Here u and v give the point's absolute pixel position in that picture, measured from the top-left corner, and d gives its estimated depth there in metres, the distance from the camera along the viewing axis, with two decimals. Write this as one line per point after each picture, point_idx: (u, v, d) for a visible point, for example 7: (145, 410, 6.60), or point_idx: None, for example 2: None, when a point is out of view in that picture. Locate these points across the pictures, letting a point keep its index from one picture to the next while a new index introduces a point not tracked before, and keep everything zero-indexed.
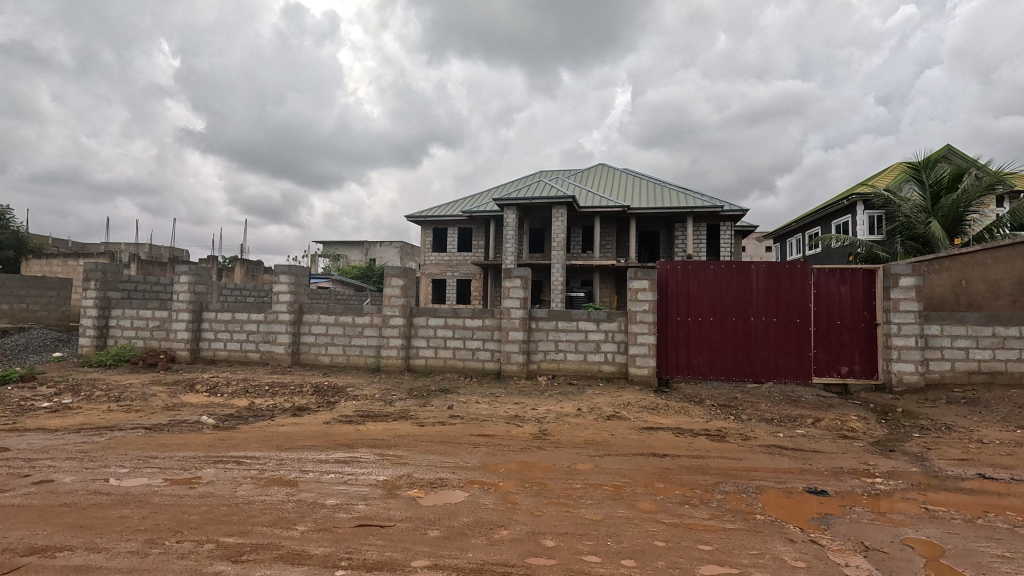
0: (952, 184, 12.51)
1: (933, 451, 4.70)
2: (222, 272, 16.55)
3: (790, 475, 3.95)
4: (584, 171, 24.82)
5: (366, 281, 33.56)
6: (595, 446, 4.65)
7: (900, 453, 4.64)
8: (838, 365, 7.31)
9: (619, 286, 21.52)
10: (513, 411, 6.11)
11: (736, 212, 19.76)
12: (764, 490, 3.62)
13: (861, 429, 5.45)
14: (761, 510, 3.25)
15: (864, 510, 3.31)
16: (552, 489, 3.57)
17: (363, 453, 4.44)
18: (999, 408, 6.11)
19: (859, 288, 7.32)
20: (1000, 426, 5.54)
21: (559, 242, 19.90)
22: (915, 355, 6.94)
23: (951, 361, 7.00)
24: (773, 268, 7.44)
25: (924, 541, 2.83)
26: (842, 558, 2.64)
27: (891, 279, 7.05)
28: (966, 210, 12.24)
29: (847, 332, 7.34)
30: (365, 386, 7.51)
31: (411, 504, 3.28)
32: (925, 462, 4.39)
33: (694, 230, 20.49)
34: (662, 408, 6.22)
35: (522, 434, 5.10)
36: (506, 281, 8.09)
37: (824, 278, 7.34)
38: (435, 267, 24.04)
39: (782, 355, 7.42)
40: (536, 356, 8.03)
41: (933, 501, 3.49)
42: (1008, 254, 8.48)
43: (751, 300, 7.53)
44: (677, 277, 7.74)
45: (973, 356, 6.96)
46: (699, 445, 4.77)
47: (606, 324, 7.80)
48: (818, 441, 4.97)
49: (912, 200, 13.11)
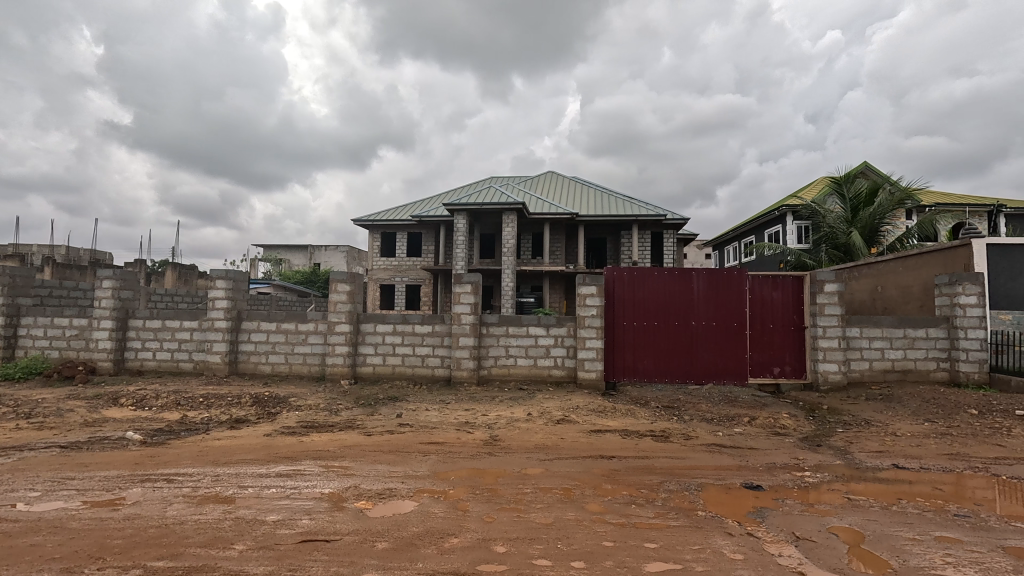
0: (869, 198, 13.63)
1: (854, 444, 5.08)
2: (150, 276, 15.50)
3: (728, 472, 4.15)
4: (534, 178, 25.12)
5: (310, 287, 32.30)
6: (545, 451, 4.71)
7: (826, 448, 4.98)
8: (770, 366, 7.77)
9: (569, 291, 21.86)
10: (464, 418, 6.08)
11: (679, 220, 20.62)
12: (705, 488, 3.78)
13: (791, 425, 5.81)
14: (702, 507, 3.39)
15: (796, 502, 3.51)
16: (502, 495, 3.57)
17: (307, 466, 4.27)
18: (909, 403, 6.68)
19: (789, 294, 7.80)
20: (911, 420, 6.05)
21: (509, 247, 20.00)
22: (838, 355, 7.48)
23: (869, 360, 7.59)
24: (712, 274, 7.82)
25: (847, 529, 3.05)
26: (776, 549, 2.79)
27: (817, 285, 7.56)
28: (881, 221, 13.35)
29: (779, 335, 7.80)
30: (310, 396, 7.23)
31: (358, 516, 3.19)
32: (848, 455, 4.74)
33: (639, 237, 21.18)
34: (609, 411, 6.38)
35: (472, 440, 5.07)
36: (457, 287, 8.05)
37: (758, 284, 7.80)
38: (383, 272, 23.53)
39: (720, 357, 7.78)
40: (487, 361, 8.03)
41: (855, 491, 3.77)
42: (916, 262, 9.30)
43: (692, 305, 7.86)
44: (624, 282, 7.97)
45: (888, 355, 7.59)
46: (646, 445, 4.93)
47: (555, 329, 7.91)
48: (755, 439, 5.26)
49: (835, 212, 14.16)
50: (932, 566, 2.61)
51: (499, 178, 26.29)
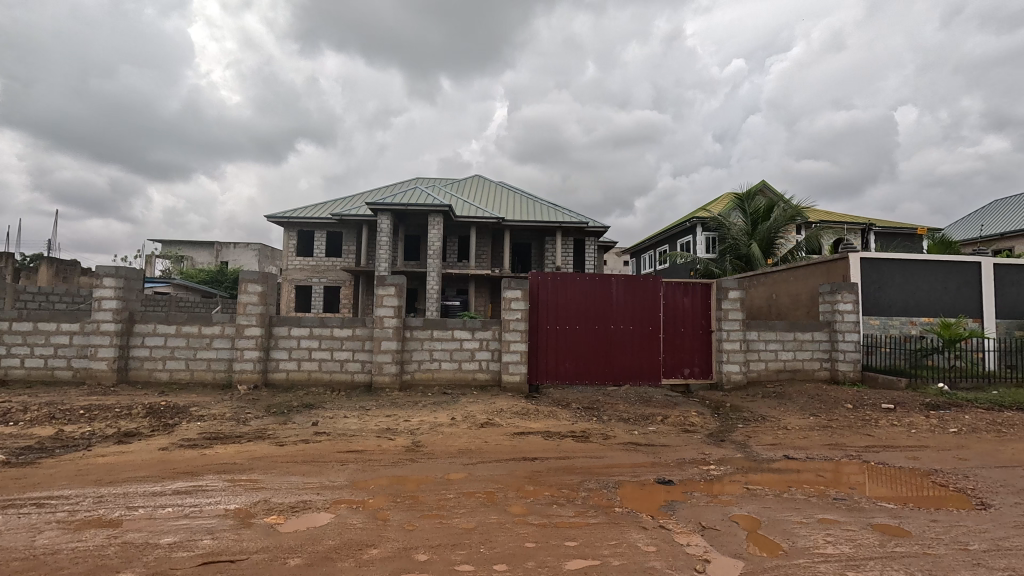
0: (766, 214, 15.01)
1: (752, 438, 5.55)
2: (18, 272, 13.56)
3: (642, 469, 4.36)
4: (460, 181, 25.05)
5: (215, 287, 29.85)
6: (468, 455, 4.68)
7: (728, 442, 5.39)
8: (681, 367, 8.28)
9: (494, 295, 21.98)
10: (385, 424, 5.90)
11: (600, 228, 21.47)
12: (622, 485, 3.94)
13: (699, 422, 6.23)
14: (619, 503, 3.54)
15: (702, 494, 3.76)
16: (424, 502, 3.50)
17: (210, 481, 3.93)
18: (798, 399, 7.42)
19: (698, 299, 8.37)
20: (799, 414, 6.72)
21: (434, 249, 19.75)
22: (739, 357, 8.15)
23: (765, 361, 8.34)
24: (629, 280, 8.21)
25: (746, 516, 3.31)
26: (684, 539, 2.97)
27: (722, 292, 8.19)
28: (776, 235, 14.75)
29: (689, 338, 8.34)
30: (214, 405, 6.67)
31: (268, 532, 2.98)
32: (747, 448, 5.16)
33: (562, 244, 21.79)
34: (532, 413, 6.48)
35: (393, 447, 4.93)
36: (379, 289, 7.81)
37: (671, 290, 8.30)
38: (300, 273, 22.32)
39: (637, 359, 8.18)
40: (410, 365, 7.85)
41: (753, 481, 4.11)
42: (804, 272, 10.36)
43: (611, 309, 8.20)
44: (548, 287, 8.15)
45: (781, 356, 8.38)
46: (566, 446, 5.06)
47: (480, 332, 7.91)
48: (666, 436, 5.58)
49: (738, 225, 15.44)
50: (816, 545, 2.91)
51: (425, 179, 25.92)
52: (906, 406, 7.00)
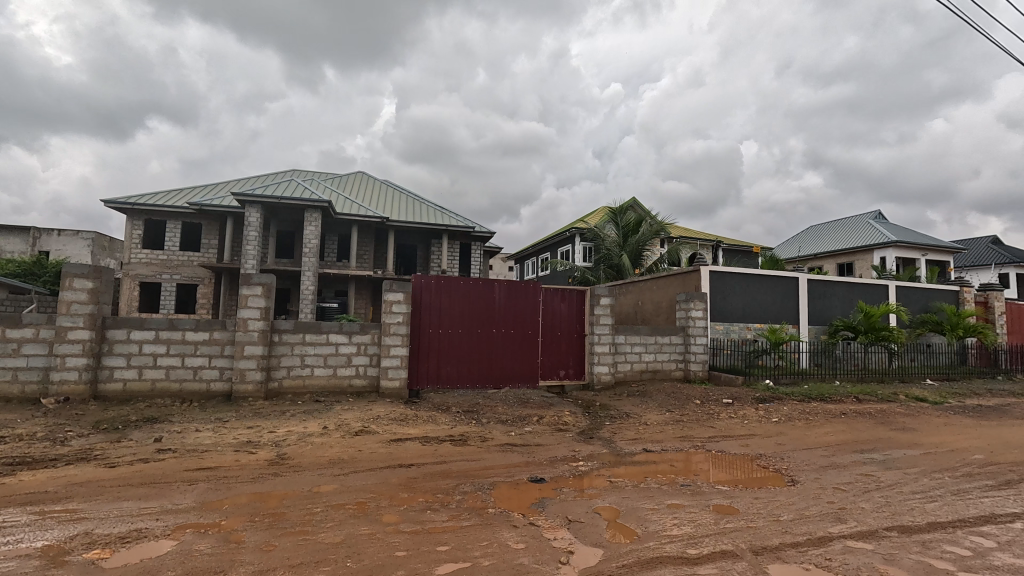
0: (635, 227, 16.44)
1: (617, 434, 6.03)
2: None
3: (517, 469, 4.50)
4: (342, 177, 23.84)
5: (30, 282, 24.93)
6: (339, 465, 4.46)
7: (596, 439, 5.80)
8: (557, 370, 8.71)
9: (376, 297, 21.21)
10: (245, 437, 5.39)
11: (486, 233, 21.82)
12: (496, 486, 4.03)
13: (571, 421, 6.61)
14: (492, 504, 3.62)
15: (570, 489, 4.00)
16: (287, 519, 3.26)
17: (9, 515, 3.27)
18: (657, 397, 8.21)
19: (574, 305, 8.88)
20: (658, 410, 7.45)
21: (311, 247, 18.54)
22: (609, 358, 8.82)
23: (631, 362, 9.11)
24: (511, 285, 8.45)
25: (607, 507, 3.59)
26: (551, 533, 3.12)
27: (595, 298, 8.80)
28: (643, 247, 16.21)
29: (565, 341, 8.80)
30: (21, 424, 5.56)
31: (88, 570, 2.56)
32: (612, 444, 5.60)
33: (448, 247, 21.76)
34: (411, 419, 6.36)
35: (253, 462, 4.52)
36: (243, 289, 7.13)
37: (550, 296, 8.71)
38: (146, 268, 19.54)
39: (516, 363, 8.44)
40: (278, 372, 7.27)
41: (616, 474, 4.46)
42: (665, 282, 11.58)
43: (493, 314, 8.37)
44: (431, 290, 8.07)
45: (644, 358, 9.23)
46: (444, 450, 5.05)
47: (358, 336, 7.58)
48: (541, 436, 5.83)
49: (611, 237, 16.71)
50: (664, 528, 3.24)
51: (302, 172, 24.23)
52: (741, 401, 8.11)
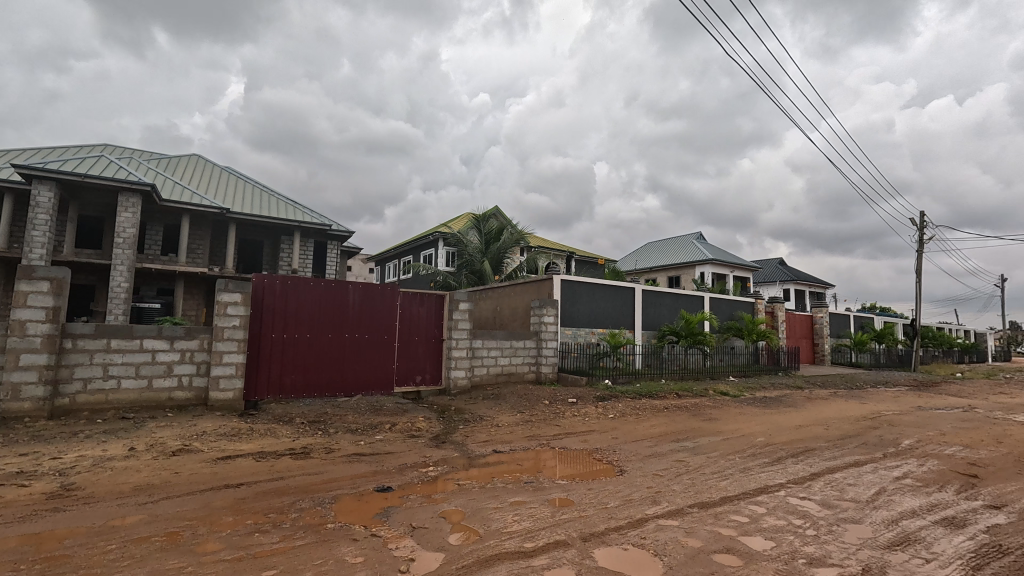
0: (497, 235, 16.99)
1: (469, 437, 6.14)
2: None
3: (362, 480, 4.34)
4: (172, 159, 20.77)
5: None
6: (148, 491, 3.85)
7: (448, 443, 5.84)
8: (413, 375, 8.58)
9: (210, 297, 18.81)
10: (16, 467, 4.37)
11: (344, 233, 20.72)
12: (338, 499, 3.84)
13: (424, 427, 6.57)
14: (332, 519, 3.44)
15: (417, 496, 3.97)
16: (68, 562, 2.72)
17: None
18: (510, 399, 8.56)
19: (432, 310, 8.85)
20: (510, 412, 7.76)
21: (127, 237, 15.80)
22: (465, 363, 8.96)
23: (487, 366, 9.38)
24: (367, 288, 8.14)
25: (452, 510, 3.64)
26: (393, 543, 3.07)
27: (454, 303, 8.87)
28: (503, 255, 16.80)
29: (422, 346, 8.71)
30: None
31: None
32: (464, 447, 5.69)
33: (300, 245, 20.20)
34: (245, 433, 5.75)
35: (25, 497, 3.69)
36: (22, 284, 5.80)
37: (408, 300, 8.57)
38: None
39: (370, 369, 8.13)
40: (70, 386, 6.04)
41: (464, 477, 4.54)
42: (521, 289, 12.18)
43: (346, 317, 7.97)
44: (275, 291, 7.41)
45: (499, 362, 9.57)
46: (282, 466, 4.65)
47: (183, 342, 6.64)
48: (392, 443, 5.70)
49: (473, 243, 17.04)
50: (504, 525, 3.38)
51: (117, 148, 20.56)
52: (584, 400, 8.83)
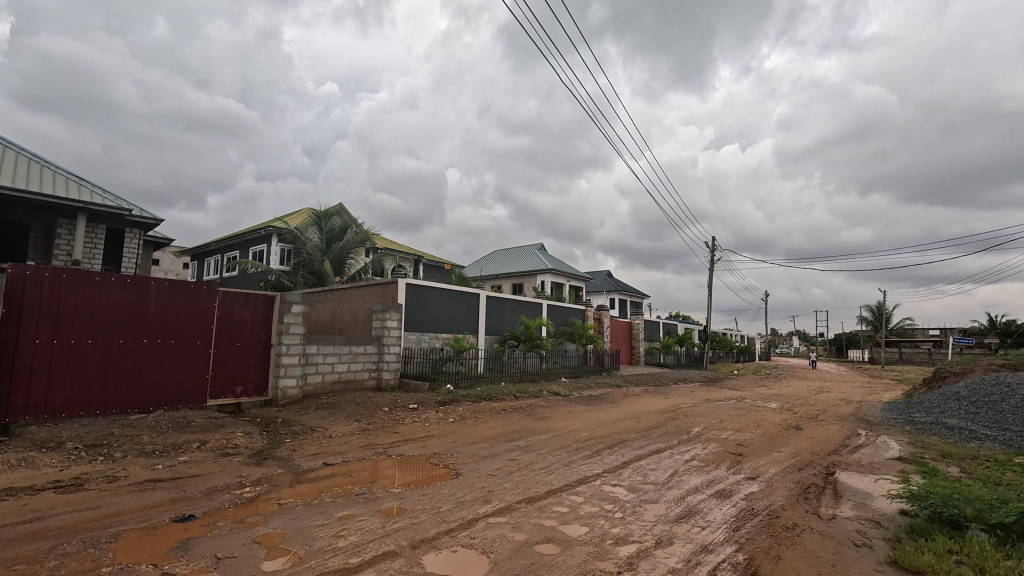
0: (339, 234, 16.07)
1: (296, 451, 5.66)
2: None
3: (157, 510, 3.70)
4: None
5: None
6: None
7: (271, 459, 5.30)
8: (233, 386, 7.60)
9: None
10: None
11: (150, 219, 17.62)
12: (121, 537, 3.21)
13: (243, 443, 5.87)
14: (110, 561, 2.86)
15: (228, 522, 3.52)
16: None
17: None
18: (346, 407, 8.11)
19: (259, 313, 8.00)
20: (345, 422, 7.36)
21: None
22: (297, 371, 8.25)
23: (321, 374, 8.76)
24: (176, 285, 7.03)
25: (269, 534, 3.30)
26: None
27: (285, 306, 8.11)
28: (346, 255, 15.93)
29: (245, 353, 7.79)
30: None
31: None
32: (289, 462, 5.22)
33: (87, 231, 16.62)
34: None
35: None
36: None
37: (229, 301, 7.61)
38: None
39: (176, 380, 6.99)
40: None
41: (286, 495, 4.16)
42: (363, 292, 11.69)
43: (146, 320, 6.76)
44: (42, 286, 5.97)
45: (335, 369, 9.03)
46: (40, 503, 3.74)
47: None
48: (200, 465, 4.97)
49: (312, 241, 15.87)
50: (328, 543, 3.18)
51: None
52: (425, 405, 8.78)
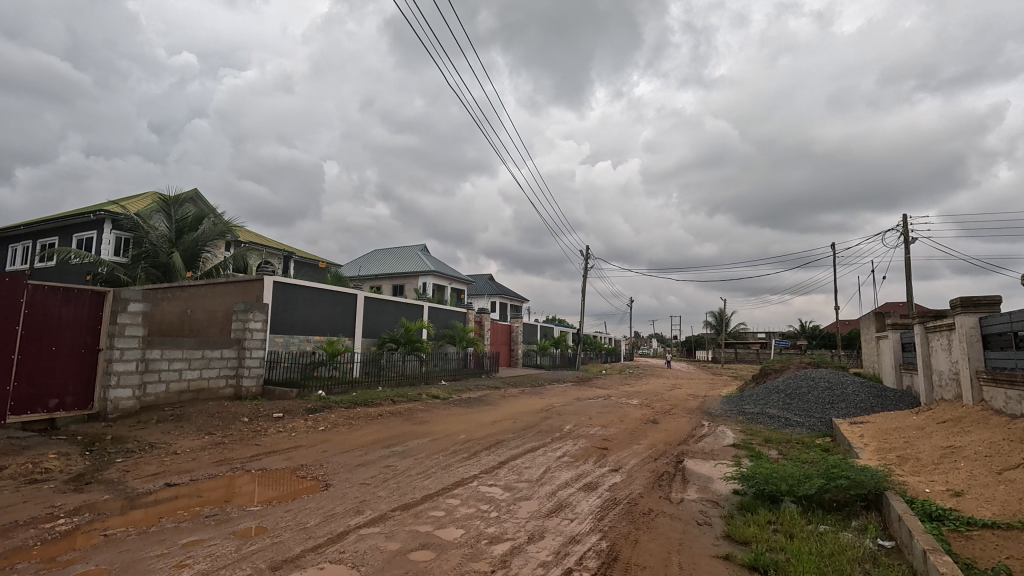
0: (193, 224, 14.27)
1: (130, 472, 4.89)
2: None
3: None
4: None
5: None
6: None
7: (95, 484, 4.51)
8: (45, 399, 6.29)
9: None
10: None
11: None
12: None
13: (57, 467, 4.91)
14: None
15: (31, 564, 2.91)
16: None
17: None
18: (197, 419, 7.21)
19: (84, 311, 6.77)
20: (194, 436, 6.54)
21: None
22: (134, 379, 7.12)
23: (166, 382, 7.68)
24: None
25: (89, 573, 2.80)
26: None
27: (120, 303, 6.95)
28: (201, 248, 14.19)
29: (63, 360, 6.52)
30: None
31: None
32: (119, 486, 4.48)
33: None
34: None
35: None
36: None
37: (41, 297, 6.34)
38: None
39: None
40: None
41: (115, 525, 3.56)
42: (222, 290, 10.53)
43: None
44: None
45: (184, 376, 7.98)
46: None
47: None
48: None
49: (158, 231, 13.91)
50: None
51: None
52: (292, 413, 8.14)
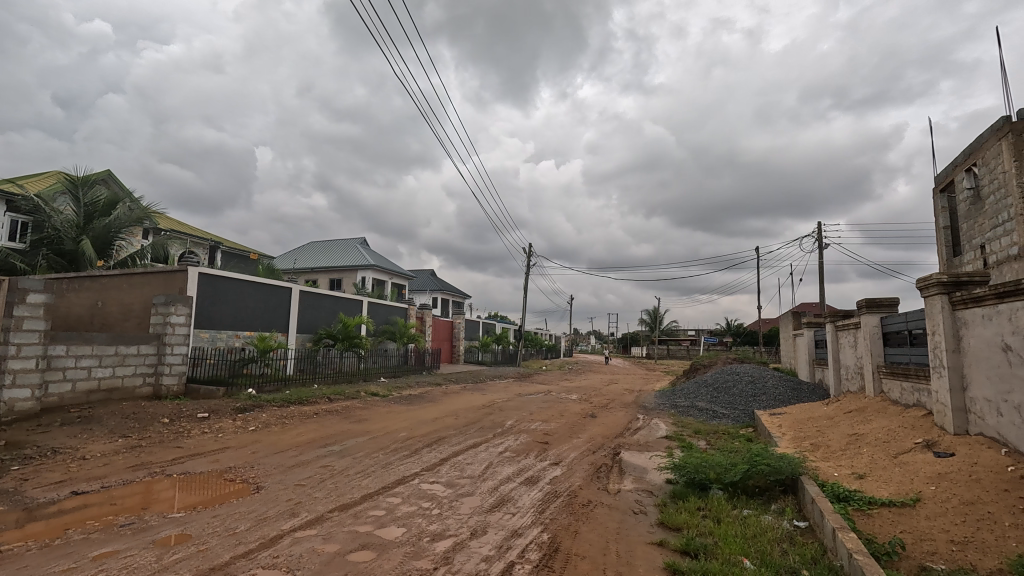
0: (105, 209, 13.05)
1: (29, 481, 4.41)
2: None
3: None
4: None
5: None
6: None
7: None
8: None
9: None
10: None
11: None
12: None
13: None
14: None
15: None
16: None
17: None
18: (109, 421, 6.63)
19: None
20: (106, 439, 6.02)
21: None
22: (34, 378, 6.43)
23: (72, 381, 7.00)
24: None
25: None
26: None
27: (17, 294, 6.24)
28: (114, 235, 13.02)
29: None
30: None
31: None
32: (16, 496, 4.04)
33: None
34: None
35: None
36: None
37: None
38: None
39: None
40: None
41: (11, 539, 3.21)
42: (139, 281, 9.74)
43: None
44: None
45: (94, 374, 7.30)
46: None
47: None
48: None
49: (63, 215, 12.63)
50: None
51: None
52: (219, 413, 7.67)
